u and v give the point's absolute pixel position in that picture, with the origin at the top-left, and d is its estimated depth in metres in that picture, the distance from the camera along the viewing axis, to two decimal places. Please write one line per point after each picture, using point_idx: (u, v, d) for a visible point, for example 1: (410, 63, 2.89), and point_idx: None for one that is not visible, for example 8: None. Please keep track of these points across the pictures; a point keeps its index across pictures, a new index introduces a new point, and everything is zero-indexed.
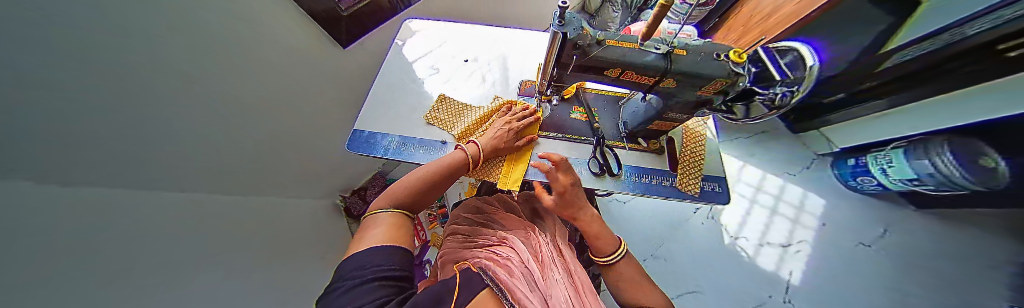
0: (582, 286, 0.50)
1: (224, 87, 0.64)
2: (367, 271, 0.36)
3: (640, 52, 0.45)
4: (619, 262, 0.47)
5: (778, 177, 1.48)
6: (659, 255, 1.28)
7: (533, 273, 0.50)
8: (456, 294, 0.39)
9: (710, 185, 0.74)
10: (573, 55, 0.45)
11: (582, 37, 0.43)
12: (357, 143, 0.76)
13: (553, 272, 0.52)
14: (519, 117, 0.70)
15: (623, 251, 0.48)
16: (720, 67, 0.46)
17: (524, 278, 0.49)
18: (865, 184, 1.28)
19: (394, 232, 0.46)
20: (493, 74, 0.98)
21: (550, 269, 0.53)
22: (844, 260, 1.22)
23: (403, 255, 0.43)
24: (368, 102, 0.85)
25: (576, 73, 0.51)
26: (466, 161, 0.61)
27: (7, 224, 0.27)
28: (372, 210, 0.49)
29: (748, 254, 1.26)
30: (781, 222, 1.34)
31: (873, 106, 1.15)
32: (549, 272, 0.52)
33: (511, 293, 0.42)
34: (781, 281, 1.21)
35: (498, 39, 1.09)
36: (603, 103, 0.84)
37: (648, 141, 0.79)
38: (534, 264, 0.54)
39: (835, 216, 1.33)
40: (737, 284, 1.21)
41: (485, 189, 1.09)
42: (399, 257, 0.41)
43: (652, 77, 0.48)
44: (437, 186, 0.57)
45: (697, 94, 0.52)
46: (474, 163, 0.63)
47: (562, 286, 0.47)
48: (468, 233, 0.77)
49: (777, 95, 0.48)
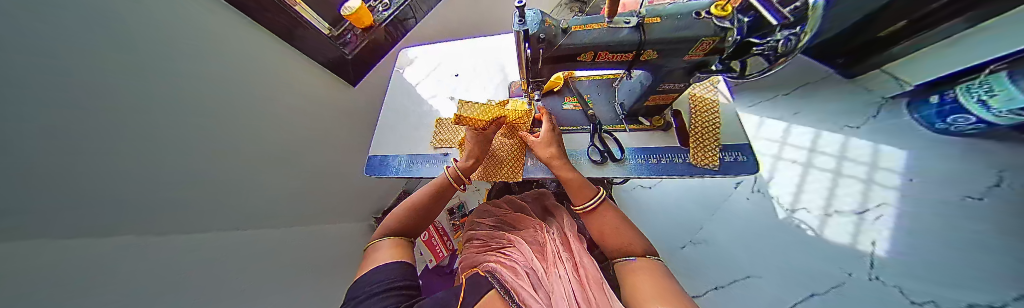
0: (589, 277, 0.50)
1: (249, 135, 0.72)
2: (371, 288, 0.40)
3: (609, 30, 0.43)
4: (600, 205, 0.55)
5: (835, 134, 1.27)
6: (699, 240, 1.17)
7: (538, 273, 0.52)
8: (458, 301, 0.40)
9: (731, 155, 0.67)
10: (539, 49, 0.46)
11: (545, 30, 0.43)
12: (372, 168, 0.84)
13: (557, 268, 0.52)
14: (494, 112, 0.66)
15: (601, 196, 0.55)
16: (702, 26, 0.42)
17: (529, 278, 0.50)
18: (960, 124, 1.05)
19: (397, 252, 0.51)
20: (485, 83, 1.01)
21: (556, 265, 0.54)
22: (939, 217, 1.01)
23: (401, 268, 0.46)
24: (378, 130, 0.92)
25: (551, 66, 0.51)
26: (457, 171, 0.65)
27: (77, 272, 0.32)
28: (375, 237, 0.55)
29: (812, 227, 1.09)
30: (845, 185, 1.15)
31: (951, 27, 0.96)
32: (554, 268, 0.52)
33: (517, 294, 0.43)
34: (864, 254, 1.01)
35: (487, 48, 1.11)
36: (597, 87, 0.81)
37: (652, 118, 0.74)
38: (539, 263, 0.54)
39: (918, 169, 1.12)
40: (803, 263, 1.04)
41: (496, 192, 1.10)
42: (398, 270, 0.45)
43: (629, 53, 0.46)
44: (436, 203, 0.63)
45: (686, 59, 0.48)
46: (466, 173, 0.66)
47: (565, 282, 0.48)
48: (481, 237, 0.79)
49: (779, 42, 0.41)
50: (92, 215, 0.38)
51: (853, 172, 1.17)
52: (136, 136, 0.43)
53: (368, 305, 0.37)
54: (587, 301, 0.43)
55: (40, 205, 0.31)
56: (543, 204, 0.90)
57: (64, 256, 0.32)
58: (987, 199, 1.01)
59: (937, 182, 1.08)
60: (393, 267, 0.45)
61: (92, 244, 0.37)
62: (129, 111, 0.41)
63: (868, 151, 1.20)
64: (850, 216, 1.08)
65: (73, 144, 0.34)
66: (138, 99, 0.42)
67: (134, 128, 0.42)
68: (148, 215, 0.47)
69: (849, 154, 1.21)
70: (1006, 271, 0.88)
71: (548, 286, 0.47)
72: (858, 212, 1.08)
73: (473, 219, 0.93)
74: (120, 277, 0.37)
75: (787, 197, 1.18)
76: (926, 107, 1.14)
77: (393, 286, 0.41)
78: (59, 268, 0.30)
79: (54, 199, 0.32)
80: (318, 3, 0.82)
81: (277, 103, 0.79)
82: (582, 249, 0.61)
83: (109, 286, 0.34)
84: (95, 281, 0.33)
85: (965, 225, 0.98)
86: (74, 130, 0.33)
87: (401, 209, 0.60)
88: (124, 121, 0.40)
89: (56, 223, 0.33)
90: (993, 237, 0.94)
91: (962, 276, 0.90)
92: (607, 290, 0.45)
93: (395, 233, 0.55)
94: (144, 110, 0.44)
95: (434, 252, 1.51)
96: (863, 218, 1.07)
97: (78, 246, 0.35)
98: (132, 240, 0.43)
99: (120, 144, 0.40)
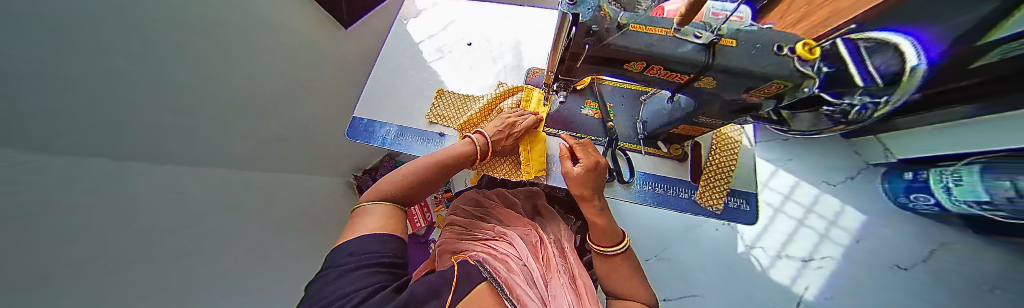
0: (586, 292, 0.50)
1: (220, 64, 0.59)
2: (359, 258, 0.35)
3: (674, 41, 0.35)
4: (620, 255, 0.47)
5: (812, 186, 1.32)
6: (663, 257, 1.22)
7: (532, 271, 0.49)
8: (452, 287, 0.36)
9: (735, 201, 0.65)
10: (585, 43, 0.37)
11: (599, 21, 0.33)
12: (356, 132, 0.74)
13: (555, 276, 0.51)
14: (519, 117, 0.62)
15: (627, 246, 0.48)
16: (782, 64, 0.34)
17: (523, 274, 0.48)
18: (919, 203, 1.10)
19: (387, 220, 0.45)
20: (499, 61, 0.88)
21: (552, 271, 0.52)
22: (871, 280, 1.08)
23: (395, 242, 0.42)
24: (367, 88, 0.80)
25: (588, 65, 0.42)
26: (470, 155, 0.58)
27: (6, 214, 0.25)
28: (361, 202, 0.48)
29: (762, 265, 1.15)
30: (804, 235, 1.21)
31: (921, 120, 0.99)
32: (553, 276, 0.50)
33: (511, 289, 0.40)
34: (794, 295, 1.09)
35: (510, 18, 0.97)
36: (621, 98, 0.73)
37: (670, 145, 0.69)
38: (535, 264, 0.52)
39: (872, 233, 1.19)
40: (746, 290, 1.12)
41: (486, 182, 1.03)
42: (390, 244, 0.40)
43: (685, 75, 0.39)
44: (433, 179, 0.55)
45: (742, 97, 0.42)
46: (478, 158, 0.60)
47: (564, 288, 0.47)
48: (465, 226, 0.74)
49: (855, 106, 0.38)
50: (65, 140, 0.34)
51: (813, 223, 1.23)
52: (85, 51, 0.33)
53: (348, 279, 0.32)
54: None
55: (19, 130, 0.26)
56: (534, 204, 0.87)
57: (28, 184, 0.28)
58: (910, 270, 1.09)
59: (883, 250, 1.14)
60: (387, 239, 0.41)
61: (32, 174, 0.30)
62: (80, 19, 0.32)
63: (835, 208, 1.26)
64: (797, 261, 1.15)
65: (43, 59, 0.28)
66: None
67: (91, 39, 0.34)
68: (103, 145, 0.40)
69: (818, 208, 1.26)
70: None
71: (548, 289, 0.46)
72: (805, 259, 1.15)
73: (457, 204, 0.88)
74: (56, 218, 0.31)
75: (750, 234, 1.23)
76: (896, 180, 1.18)
77: (382, 261, 0.36)
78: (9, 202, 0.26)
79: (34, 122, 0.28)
80: None
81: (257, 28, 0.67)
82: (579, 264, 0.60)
83: (32, 230, 0.29)
84: (24, 222, 0.28)
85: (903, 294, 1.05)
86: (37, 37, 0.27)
87: (398, 174, 0.53)
88: (79, 33, 0.32)
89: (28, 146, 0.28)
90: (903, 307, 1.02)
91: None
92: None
93: (389, 199, 0.49)
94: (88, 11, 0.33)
95: (411, 221, 1.48)
96: (807, 264, 1.14)
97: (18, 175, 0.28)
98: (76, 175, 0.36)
99: (76, 66, 0.33)
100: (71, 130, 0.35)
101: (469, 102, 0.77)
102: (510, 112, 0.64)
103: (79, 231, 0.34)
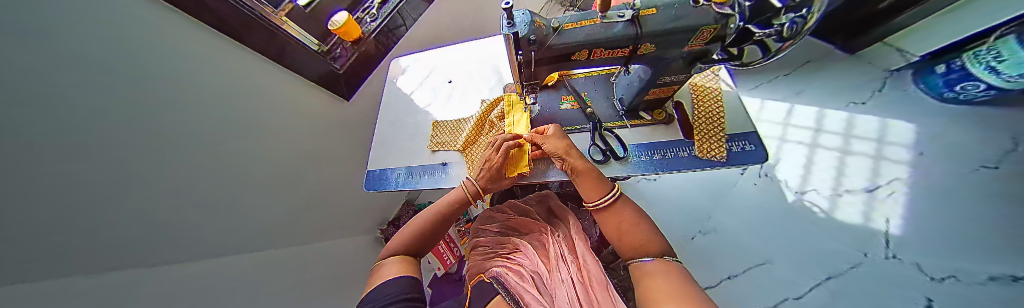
0: (590, 279, 0.50)
1: (231, 160, 0.67)
2: (382, 299, 0.38)
3: (603, 26, 0.41)
4: (656, 258, 0.38)
5: (840, 111, 1.20)
6: (709, 230, 1.11)
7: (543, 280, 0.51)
8: None
9: (737, 145, 0.64)
10: (531, 51, 0.44)
11: (535, 31, 0.41)
12: (371, 182, 0.81)
13: (560, 271, 0.52)
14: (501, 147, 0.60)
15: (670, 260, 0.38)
16: (703, 15, 0.39)
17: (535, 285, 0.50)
18: (970, 93, 0.99)
19: (403, 267, 0.48)
20: (479, 87, 0.98)
21: (556, 267, 0.54)
22: (967, 204, 0.90)
23: (411, 281, 0.44)
24: (375, 144, 0.90)
25: (546, 67, 0.49)
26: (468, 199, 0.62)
27: None
28: (381, 257, 0.52)
29: (821, 209, 1.04)
30: (855, 163, 1.08)
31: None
32: (555, 275, 0.51)
33: (522, 301, 0.43)
34: (875, 233, 0.94)
35: (481, 51, 1.09)
36: (593, 85, 0.78)
37: (653, 112, 0.72)
38: (543, 266, 0.55)
39: (932, 140, 1.03)
40: (822, 242, 0.98)
41: (499, 197, 1.06)
42: (406, 283, 0.42)
43: (624, 48, 0.44)
44: (443, 222, 0.59)
45: (685, 50, 0.46)
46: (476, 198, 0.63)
47: (567, 286, 0.48)
48: (488, 244, 0.75)
49: (783, 26, 0.37)
50: (101, 227, 0.40)
51: (859, 148, 1.11)
52: (103, 176, 0.39)
53: None
54: (589, 300, 0.45)
55: (42, 217, 0.32)
56: (548, 207, 0.85)
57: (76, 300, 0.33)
58: (1001, 168, 0.91)
59: (952, 150, 0.99)
60: (402, 280, 0.43)
61: (87, 288, 0.35)
62: (97, 151, 0.38)
63: (875, 125, 1.13)
64: (861, 194, 1.02)
65: (70, 143, 0.34)
66: (103, 136, 0.39)
67: (105, 165, 0.40)
68: (133, 255, 0.45)
69: (855, 132, 1.14)
70: (1006, 232, 0.82)
71: (552, 289, 0.48)
72: (869, 189, 1.02)
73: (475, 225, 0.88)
74: (98, 294, 0.36)
75: (794, 180, 1.13)
76: (930, 76, 1.08)
77: (400, 299, 0.38)
78: (8, 275, 0.28)
79: (54, 196, 0.33)
80: (305, 18, 0.76)
81: (268, 123, 0.77)
82: (585, 249, 0.59)
83: None
84: None
85: (987, 198, 0.89)
86: (68, 130, 0.34)
87: (408, 227, 0.58)
88: (98, 141, 0.38)
89: (44, 230, 0.32)
90: (997, 218, 0.85)
91: (990, 244, 0.82)
92: (613, 296, 0.45)
93: (404, 251, 0.53)
94: (105, 145, 0.40)
95: (441, 261, 1.49)
96: (874, 195, 1.00)
97: (76, 293, 0.33)
98: (107, 266, 0.40)
99: (93, 188, 0.38)
100: (109, 242, 0.41)
101: (462, 123, 0.87)
102: (491, 143, 0.62)
103: (135, 296, 0.41)
